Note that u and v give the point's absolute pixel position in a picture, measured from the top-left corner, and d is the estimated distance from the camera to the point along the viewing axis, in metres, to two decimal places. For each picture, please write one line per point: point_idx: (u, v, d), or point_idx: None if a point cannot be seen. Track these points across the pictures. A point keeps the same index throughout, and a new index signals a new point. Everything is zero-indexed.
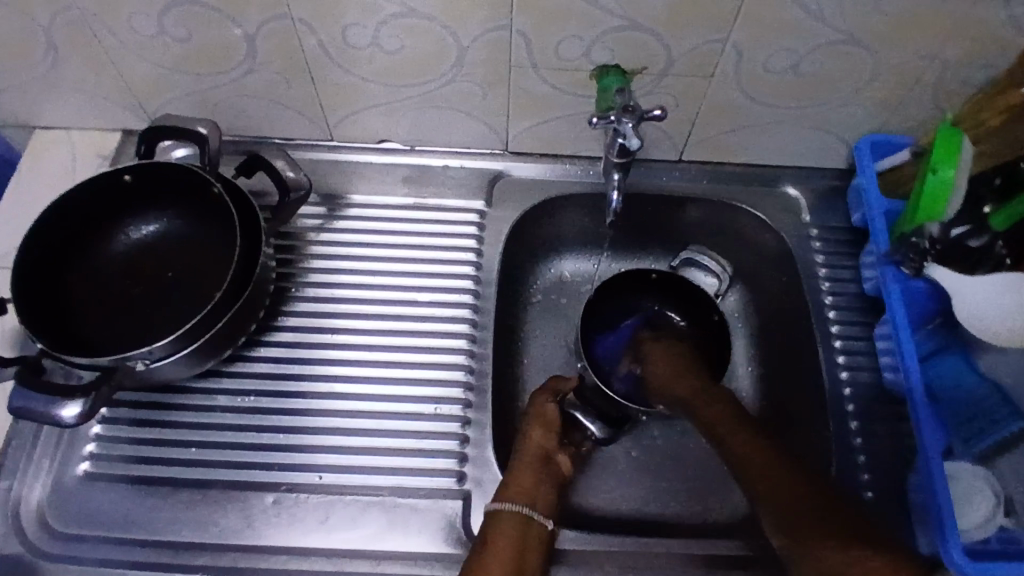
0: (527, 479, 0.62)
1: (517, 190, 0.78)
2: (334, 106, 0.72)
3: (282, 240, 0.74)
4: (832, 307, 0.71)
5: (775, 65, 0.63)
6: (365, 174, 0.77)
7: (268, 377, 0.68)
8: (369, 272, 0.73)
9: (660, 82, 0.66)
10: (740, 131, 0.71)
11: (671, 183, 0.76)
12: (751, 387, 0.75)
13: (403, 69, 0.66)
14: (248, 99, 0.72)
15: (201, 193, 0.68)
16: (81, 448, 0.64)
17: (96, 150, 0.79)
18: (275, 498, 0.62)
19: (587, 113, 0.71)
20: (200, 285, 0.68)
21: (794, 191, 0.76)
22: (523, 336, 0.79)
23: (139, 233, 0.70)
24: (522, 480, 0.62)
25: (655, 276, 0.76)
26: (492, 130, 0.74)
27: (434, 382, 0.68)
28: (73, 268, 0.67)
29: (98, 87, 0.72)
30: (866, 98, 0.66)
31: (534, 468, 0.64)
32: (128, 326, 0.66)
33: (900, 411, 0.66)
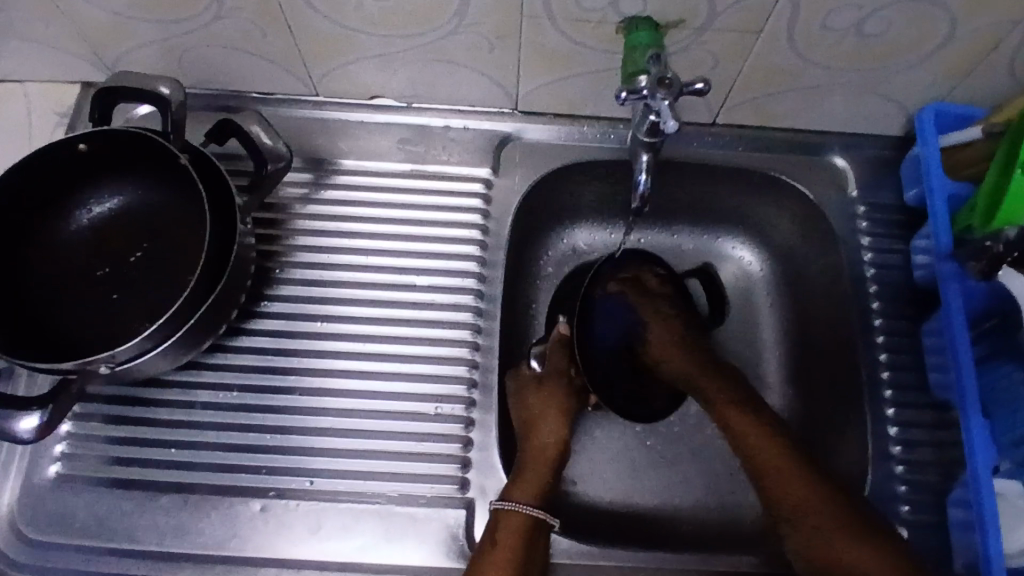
0: (535, 477, 0.59)
1: (527, 156, 0.69)
2: (319, 59, 0.62)
3: (265, 213, 0.67)
4: (876, 296, 0.64)
5: (836, 22, 0.53)
6: (356, 136, 0.69)
7: (255, 370, 0.62)
8: (361, 251, 0.66)
9: (698, 38, 0.56)
10: (786, 94, 0.62)
11: (703, 150, 0.67)
12: (779, 373, 0.70)
13: (397, 18, 0.56)
14: (219, 49, 0.62)
15: (166, 165, 0.60)
16: (50, 448, 0.60)
17: (54, 105, 0.70)
18: (263, 505, 0.58)
19: (610, 73, 0.61)
20: (173, 266, 0.61)
21: (842, 161, 0.68)
22: (531, 317, 0.73)
23: (101, 209, 0.62)
24: (529, 479, 0.58)
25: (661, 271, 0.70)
26: (500, 89, 0.65)
27: (434, 379, 0.63)
28: (29, 249, 0.60)
29: (45, 35, 0.62)
30: (938, 62, 0.57)
31: (538, 469, 0.60)
32: (98, 314, 0.60)
33: (945, 417, 0.60)
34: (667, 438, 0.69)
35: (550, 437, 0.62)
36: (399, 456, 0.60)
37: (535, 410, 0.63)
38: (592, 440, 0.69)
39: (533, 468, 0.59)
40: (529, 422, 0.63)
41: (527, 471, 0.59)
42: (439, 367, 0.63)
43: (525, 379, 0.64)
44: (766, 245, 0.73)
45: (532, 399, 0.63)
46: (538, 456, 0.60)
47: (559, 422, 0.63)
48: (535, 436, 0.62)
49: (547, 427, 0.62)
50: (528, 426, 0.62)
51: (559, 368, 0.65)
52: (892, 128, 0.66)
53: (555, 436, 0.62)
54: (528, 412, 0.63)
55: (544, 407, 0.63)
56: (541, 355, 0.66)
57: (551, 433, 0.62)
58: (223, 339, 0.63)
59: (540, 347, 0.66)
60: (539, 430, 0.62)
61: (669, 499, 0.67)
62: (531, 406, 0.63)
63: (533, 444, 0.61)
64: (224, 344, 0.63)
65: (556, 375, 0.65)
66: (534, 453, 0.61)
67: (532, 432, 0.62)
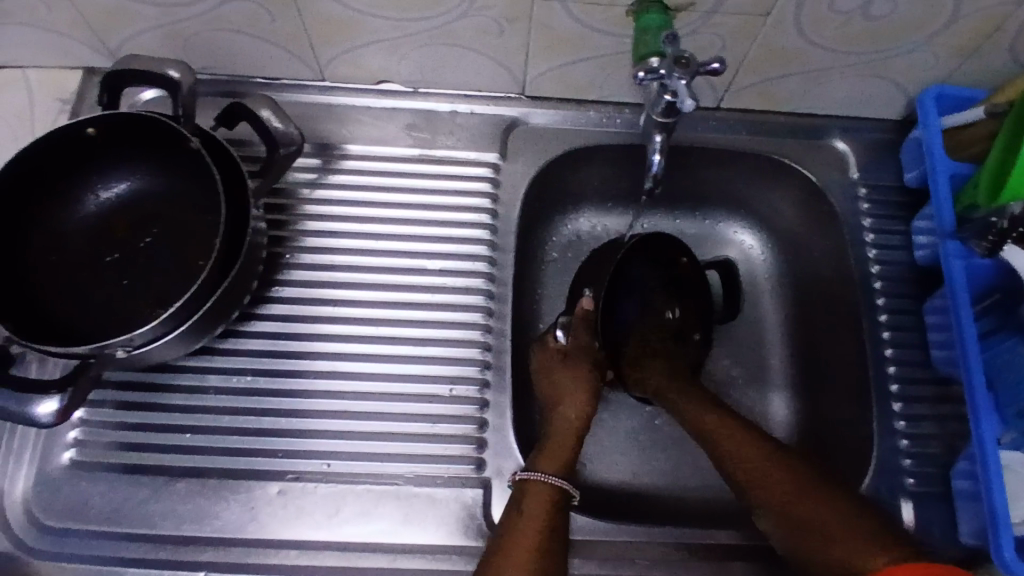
0: (561, 450, 0.60)
1: (534, 141, 0.69)
2: (327, 43, 0.62)
3: (273, 199, 0.67)
4: (878, 277, 0.66)
5: (844, 4, 0.54)
6: (363, 121, 0.69)
7: (267, 355, 0.62)
8: (371, 236, 0.66)
9: (708, 21, 0.57)
10: (792, 76, 0.63)
11: (708, 135, 0.68)
12: (782, 354, 0.72)
13: (407, 1, 0.56)
14: (226, 33, 0.62)
15: (177, 150, 0.60)
16: (63, 435, 0.60)
17: (55, 91, 0.69)
18: (281, 489, 0.58)
19: (618, 56, 0.62)
20: (185, 252, 0.61)
21: (843, 145, 0.69)
22: (537, 301, 0.73)
23: (110, 194, 0.62)
24: (555, 453, 0.60)
25: (684, 261, 0.70)
26: (508, 73, 0.65)
27: (446, 361, 0.63)
28: (35, 235, 0.59)
29: (48, 20, 0.61)
30: (940, 43, 0.58)
31: (565, 443, 0.61)
32: (108, 299, 0.60)
33: (948, 391, 0.62)
34: (673, 419, 0.70)
35: (572, 413, 0.63)
36: (414, 438, 0.60)
37: (561, 387, 0.64)
38: (601, 423, 0.70)
39: (555, 442, 0.60)
40: (556, 398, 0.64)
41: (550, 444, 0.60)
42: (451, 350, 0.64)
43: (553, 353, 0.65)
44: (768, 229, 0.74)
45: (557, 374, 0.64)
46: (560, 430, 0.61)
47: (583, 399, 0.63)
48: (560, 411, 0.63)
49: (570, 404, 0.63)
50: (554, 402, 0.64)
51: (584, 344, 0.65)
52: (892, 110, 0.67)
53: (578, 412, 0.63)
54: (553, 388, 0.64)
55: (570, 385, 0.64)
56: (567, 328, 0.66)
57: (574, 410, 0.63)
58: (234, 324, 0.63)
59: (567, 320, 0.66)
60: (563, 407, 0.63)
61: (680, 479, 0.68)
62: (557, 383, 0.64)
63: (558, 421, 0.62)
64: (235, 330, 0.63)
65: (581, 351, 0.65)
66: (557, 428, 0.62)
67: (557, 409, 0.63)
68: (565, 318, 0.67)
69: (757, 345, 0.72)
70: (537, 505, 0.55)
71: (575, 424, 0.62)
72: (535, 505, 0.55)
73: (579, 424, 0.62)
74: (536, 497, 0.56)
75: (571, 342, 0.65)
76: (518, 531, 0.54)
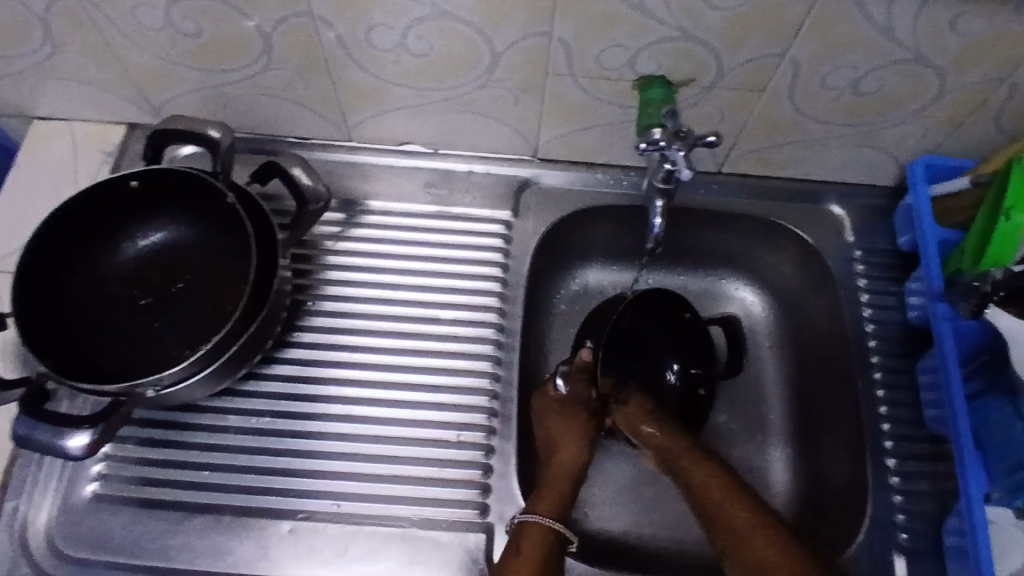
0: (554, 493, 0.62)
1: (545, 200, 0.74)
2: (355, 108, 0.67)
3: (298, 249, 0.71)
4: (873, 336, 0.68)
5: (833, 82, 0.59)
6: (385, 178, 0.73)
7: (285, 397, 0.66)
8: (388, 286, 0.70)
9: (706, 95, 0.62)
10: (786, 145, 0.67)
11: (710, 198, 0.72)
12: (781, 408, 0.74)
13: (431, 72, 0.62)
14: (263, 97, 0.67)
15: (213, 203, 0.65)
16: (88, 469, 0.62)
17: (100, 144, 0.75)
18: (292, 527, 0.61)
19: (623, 125, 0.67)
20: (213, 298, 0.65)
21: (839, 210, 0.73)
22: (545, 351, 0.76)
23: (147, 242, 0.67)
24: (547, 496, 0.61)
25: (688, 316, 0.73)
26: (522, 138, 0.70)
27: (455, 407, 0.66)
28: (74, 277, 0.63)
29: (102, 80, 0.67)
30: (926, 118, 0.62)
31: (561, 489, 0.63)
32: (140, 338, 0.63)
33: (941, 449, 0.64)
34: None
35: (569, 457, 0.65)
36: (423, 481, 0.63)
37: (555, 434, 0.66)
38: (604, 471, 0.72)
39: (551, 483, 0.63)
40: (549, 445, 0.66)
41: (547, 485, 0.62)
42: (459, 396, 0.66)
43: (550, 401, 0.68)
44: (768, 287, 0.77)
45: (552, 422, 0.67)
46: (557, 474, 0.64)
47: (578, 444, 0.66)
48: (556, 455, 0.65)
49: (567, 449, 0.65)
50: (547, 447, 0.66)
51: (581, 394, 0.68)
52: (885, 178, 0.71)
53: (574, 457, 0.65)
54: (548, 434, 0.66)
55: (564, 431, 0.66)
56: (566, 376, 0.69)
57: (568, 455, 0.65)
58: (256, 366, 0.67)
59: (566, 368, 0.69)
60: (559, 451, 0.65)
61: (680, 529, 0.69)
62: (550, 430, 0.66)
63: (553, 465, 0.64)
64: (256, 372, 0.67)
65: (577, 400, 0.68)
66: (553, 472, 0.64)
67: (551, 455, 0.65)
68: (564, 367, 0.70)
69: (758, 399, 0.74)
70: (531, 547, 0.57)
71: (570, 469, 0.64)
72: (531, 546, 0.57)
73: (574, 470, 0.65)
74: (533, 537, 0.58)
75: (568, 391, 0.68)
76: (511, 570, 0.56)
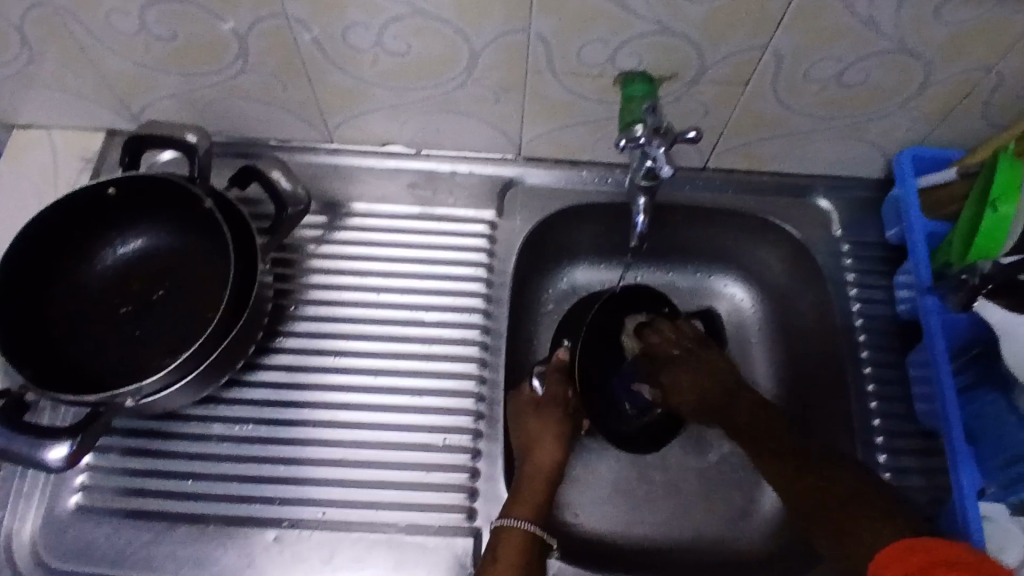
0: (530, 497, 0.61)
1: (530, 199, 0.73)
2: (335, 110, 0.67)
3: (281, 253, 0.71)
4: (863, 330, 0.68)
5: (817, 74, 0.58)
6: (368, 180, 0.73)
7: (269, 404, 0.65)
8: (372, 289, 0.70)
9: (689, 90, 0.61)
10: (772, 139, 0.66)
11: (696, 194, 0.72)
12: (772, 404, 0.73)
13: (411, 72, 0.61)
14: (242, 100, 0.66)
15: (192, 208, 0.64)
16: (70, 480, 0.62)
17: (79, 151, 0.74)
18: (278, 535, 0.60)
19: (606, 122, 0.66)
20: (194, 304, 0.64)
21: (826, 204, 0.72)
22: (533, 352, 0.76)
23: (127, 249, 0.66)
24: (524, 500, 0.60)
25: (666, 310, 0.72)
26: (505, 136, 0.69)
27: (442, 411, 0.65)
28: (55, 286, 0.63)
29: (79, 87, 0.66)
30: (912, 109, 0.61)
31: (537, 491, 0.62)
32: (121, 347, 0.63)
33: (933, 443, 0.63)
34: (667, 470, 0.71)
35: (546, 458, 0.64)
36: (410, 486, 0.62)
37: (532, 435, 0.65)
38: (593, 471, 0.71)
39: (526, 486, 0.62)
40: (527, 444, 0.65)
41: (522, 488, 0.61)
42: (446, 400, 0.66)
43: (525, 401, 0.67)
44: (756, 282, 0.76)
45: (530, 422, 0.66)
46: (533, 474, 0.63)
47: (555, 445, 0.65)
48: (532, 456, 0.64)
49: (544, 450, 0.64)
50: (525, 447, 0.65)
51: (558, 394, 0.68)
52: (873, 170, 0.71)
53: (551, 457, 0.64)
54: (526, 433, 0.65)
55: (542, 431, 0.65)
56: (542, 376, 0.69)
57: (546, 456, 0.64)
58: (239, 373, 0.66)
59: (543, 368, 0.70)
60: (536, 451, 0.64)
61: (672, 529, 0.68)
62: (528, 430, 0.65)
63: (530, 466, 0.63)
64: (240, 379, 0.66)
65: (555, 399, 0.67)
66: (530, 473, 0.63)
67: (529, 454, 0.64)
68: (542, 367, 0.70)
69: None
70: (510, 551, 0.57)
71: (547, 469, 0.63)
72: (508, 548, 0.58)
73: (550, 471, 0.63)
74: (509, 541, 0.58)
75: (544, 392, 0.68)
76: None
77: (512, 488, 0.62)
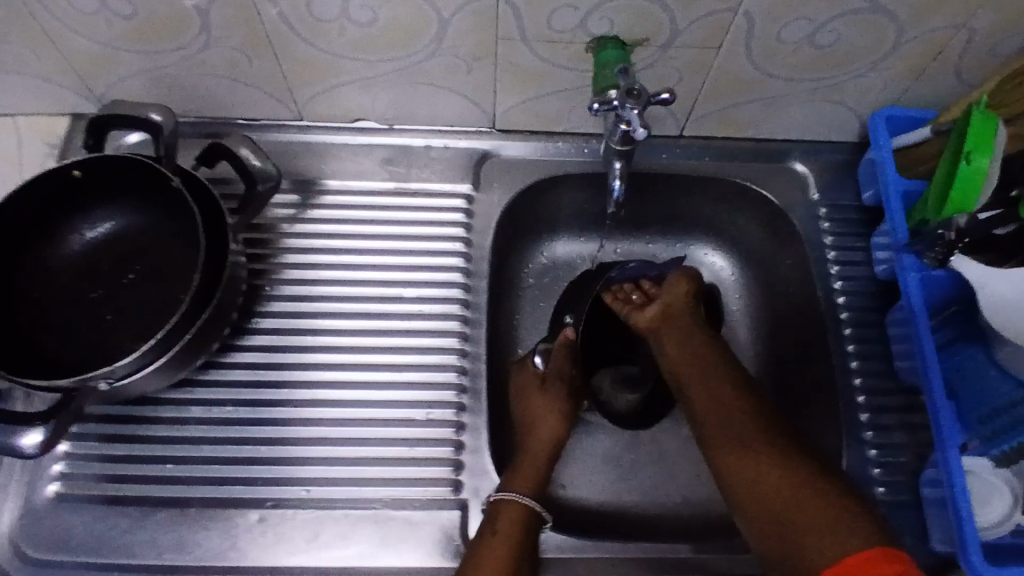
0: (528, 474, 0.61)
1: (506, 170, 0.72)
2: (304, 84, 0.65)
3: (254, 234, 0.69)
4: (842, 292, 0.68)
5: (790, 35, 0.58)
6: (342, 156, 0.71)
7: (248, 385, 0.64)
8: (349, 267, 0.69)
9: (663, 55, 0.60)
10: (747, 104, 0.66)
11: (673, 161, 0.71)
12: (754, 369, 0.73)
13: (379, 43, 0.60)
14: (207, 78, 0.65)
15: (160, 188, 0.62)
16: (48, 468, 0.61)
17: (43, 136, 0.72)
18: (261, 515, 0.59)
19: (580, 90, 0.65)
20: (167, 286, 0.63)
21: (802, 167, 0.72)
22: (515, 325, 0.75)
23: (95, 233, 0.64)
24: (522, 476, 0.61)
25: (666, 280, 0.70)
26: (478, 108, 0.68)
27: (424, 386, 0.65)
28: (22, 273, 0.61)
29: (38, 69, 0.65)
30: (886, 69, 0.61)
31: (535, 468, 0.62)
32: (92, 333, 0.61)
33: (913, 401, 0.64)
34: (652, 437, 0.71)
35: (546, 439, 0.64)
36: (394, 462, 0.62)
37: (535, 414, 0.65)
38: (579, 442, 0.71)
39: (525, 463, 0.62)
40: (528, 422, 0.65)
41: (521, 465, 0.62)
42: (428, 375, 0.65)
43: (530, 377, 0.67)
44: (735, 249, 0.76)
45: (532, 401, 0.66)
46: (534, 452, 0.63)
47: (555, 422, 0.65)
48: (534, 435, 0.65)
49: (545, 430, 0.65)
50: (527, 425, 0.65)
51: (562, 372, 0.67)
52: (849, 133, 0.71)
53: (551, 435, 0.64)
54: (527, 412, 0.66)
55: (543, 409, 0.65)
56: (545, 354, 0.68)
57: (547, 435, 0.64)
58: (216, 356, 0.65)
59: (546, 345, 0.68)
60: (537, 431, 0.65)
61: (659, 496, 0.69)
62: (531, 407, 0.66)
63: (532, 444, 0.64)
64: (218, 362, 0.65)
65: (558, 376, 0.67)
66: (532, 451, 0.64)
67: (530, 432, 0.65)
68: (546, 344, 0.68)
69: (731, 361, 0.74)
70: (506, 528, 0.57)
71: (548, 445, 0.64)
72: (506, 523, 0.57)
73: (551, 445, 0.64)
74: (506, 517, 0.57)
75: (548, 368, 0.67)
76: (487, 549, 0.56)
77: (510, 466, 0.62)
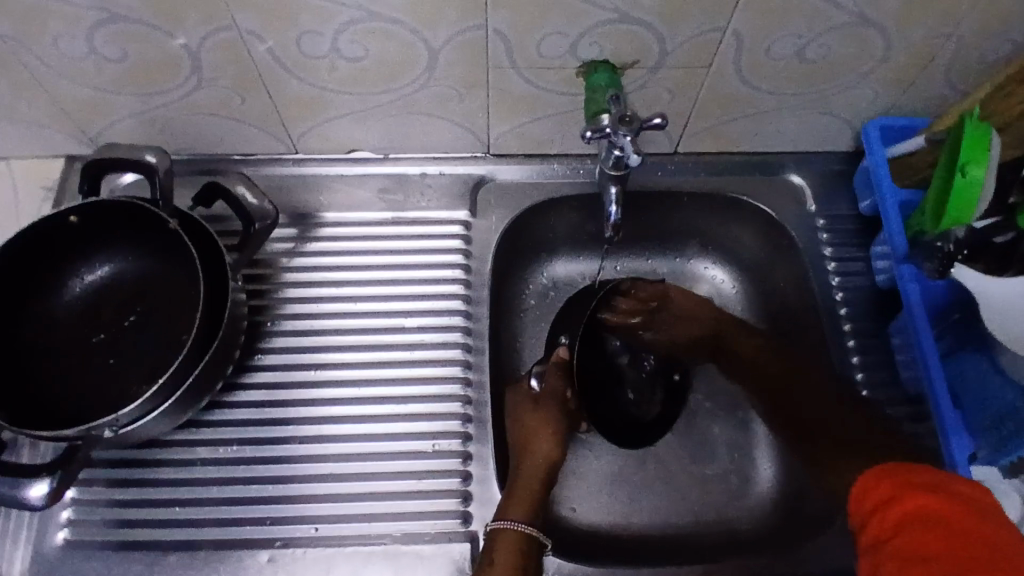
0: (525, 495, 0.60)
1: (503, 195, 0.72)
2: (297, 119, 0.65)
3: (254, 269, 0.69)
4: (844, 303, 0.68)
5: (779, 51, 0.58)
6: (337, 188, 0.71)
7: (253, 423, 0.64)
8: (350, 299, 0.68)
9: (654, 76, 0.60)
10: (741, 119, 0.66)
11: (668, 179, 0.71)
12: None
13: (371, 76, 0.60)
14: (200, 117, 0.65)
15: (158, 230, 0.63)
16: (55, 516, 0.60)
17: (39, 180, 0.72)
18: (271, 556, 0.59)
19: (572, 113, 0.65)
20: (169, 327, 0.63)
21: (799, 178, 0.72)
22: (518, 348, 0.75)
23: (95, 276, 0.64)
24: (517, 496, 0.60)
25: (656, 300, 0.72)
26: (472, 135, 0.68)
27: (429, 417, 0.64)
28: (22, 323, 0.61)
29: (31, 115, 0.65)
30: (876, 80, 0.61)
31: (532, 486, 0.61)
32: (94, 379, 0.61)
33: (920, 410, 0.64)
34: (660, 456, 0.70)
35: (541, 456, 0.63)
36: (402, 495, 0.61)
37: (530, 432, 0.64)
38: (588, 464, 0.70)
39: (522, 483, 0.61)
40: (524, 440, 0.64)
41: (518, 485, 0.61)
42: (432, 405, 0.65)
43: (523, 396, 0.66)
44: (735, 263, 0.76)
45: (526, 420, 0.65)
46: (530, 472, 0.62)
47: (552, 442, 0.64)
48: (528, 455, 0.63)
49: (540, 447, 0.64)
50: (523, 444, 0.64)
51: (556, 391, 0.66)
52: (842, 142, 0.71)
53: (547, 454, 0.63)
54: (523, 429, 0.64)
55: (539, 427, 0.64)
56: (540, 375, 0.67)
57: (543, 453, 0.63)
58: (219, 395, 0.65)
59: (541, 367, 0.67)
60: (532, 450, 0.63)
61: (668, 515, 0.68)
62: (525, 426, 0.64)
63: (527, 464, 0.62)
64: (221, 401, 0.65)
65: (553, 397, 0.66)
66: (525, 470, 0.62)
67: (527, 452, 0.63)
68: (540, 366, 0.67)
69: None
70: (507, 551, 0.56)
71: (543, 467, 0.63)
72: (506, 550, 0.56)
73: (546, 464, 0.63)
74: (506, 543, 0.57)
75: (543, 388, 0.66)
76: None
77: (506, 488, 0.61)
